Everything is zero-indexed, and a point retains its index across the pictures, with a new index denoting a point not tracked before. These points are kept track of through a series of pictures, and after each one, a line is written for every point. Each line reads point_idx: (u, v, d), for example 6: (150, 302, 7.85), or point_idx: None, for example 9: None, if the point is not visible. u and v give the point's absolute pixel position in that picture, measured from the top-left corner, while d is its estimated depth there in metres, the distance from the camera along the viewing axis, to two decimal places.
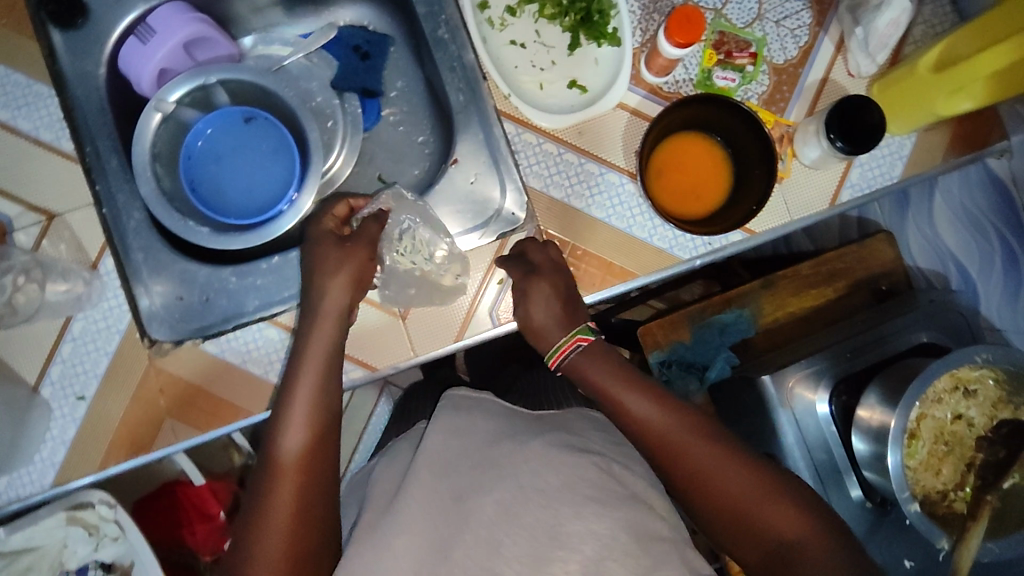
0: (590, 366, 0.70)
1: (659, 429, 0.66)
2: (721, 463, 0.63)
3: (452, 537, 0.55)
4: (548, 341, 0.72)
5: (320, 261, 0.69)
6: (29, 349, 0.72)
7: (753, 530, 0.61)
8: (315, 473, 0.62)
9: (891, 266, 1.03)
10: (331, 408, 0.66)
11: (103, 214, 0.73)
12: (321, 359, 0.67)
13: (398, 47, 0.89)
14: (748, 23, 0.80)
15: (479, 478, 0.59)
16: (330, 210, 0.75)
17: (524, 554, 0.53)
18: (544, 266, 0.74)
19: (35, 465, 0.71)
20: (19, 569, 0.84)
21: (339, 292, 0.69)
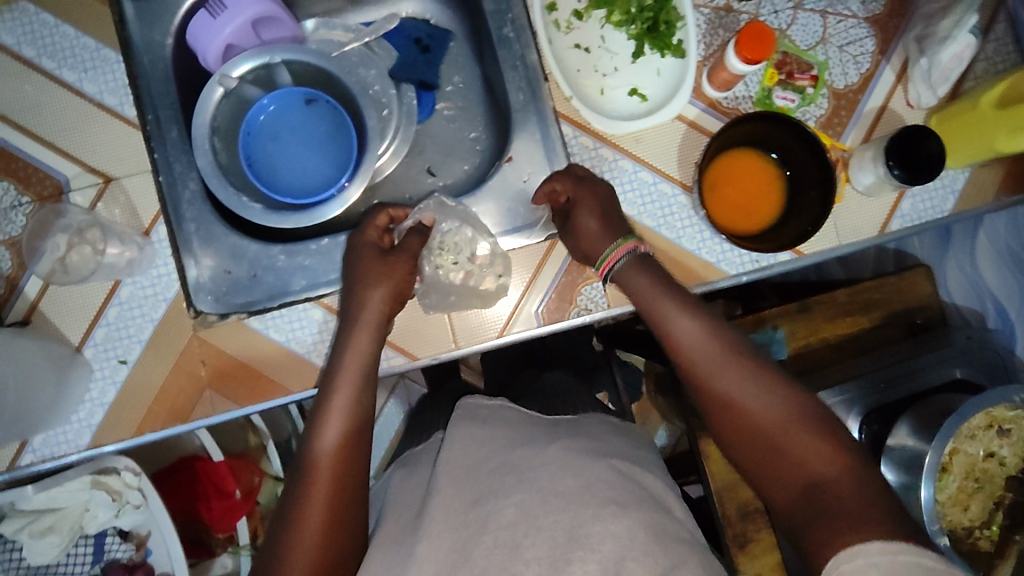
0: (634, 274, 0.68)
1: (695, 346, 0.64)
2: (757, 389, 0.61)
3: (472, 540, 0.53)
4: (595, 249, 0.71)
5: (364, 271, 0.70)
6: (76, 309, 0.72)
7: (787, 462, 0.58)
8: (348, 467, 0.62)
9: (926, 301, 1.02)
10: (363, 427, 0.65)
11: (159, 182, 0.74)
12: (360, 359, 0.67)
13: (458, 42, 0.90)
14: (812, 46, 0.80)
15: (495, 483, 0.57)
16: (372, 221, 0.75)
17: (544, 555, 0.50)
18: (583, 180, 0.73)
19: (71, 425, 0.71)
20: (40, 529, 0.83)
21: (380, 303, 0.69)
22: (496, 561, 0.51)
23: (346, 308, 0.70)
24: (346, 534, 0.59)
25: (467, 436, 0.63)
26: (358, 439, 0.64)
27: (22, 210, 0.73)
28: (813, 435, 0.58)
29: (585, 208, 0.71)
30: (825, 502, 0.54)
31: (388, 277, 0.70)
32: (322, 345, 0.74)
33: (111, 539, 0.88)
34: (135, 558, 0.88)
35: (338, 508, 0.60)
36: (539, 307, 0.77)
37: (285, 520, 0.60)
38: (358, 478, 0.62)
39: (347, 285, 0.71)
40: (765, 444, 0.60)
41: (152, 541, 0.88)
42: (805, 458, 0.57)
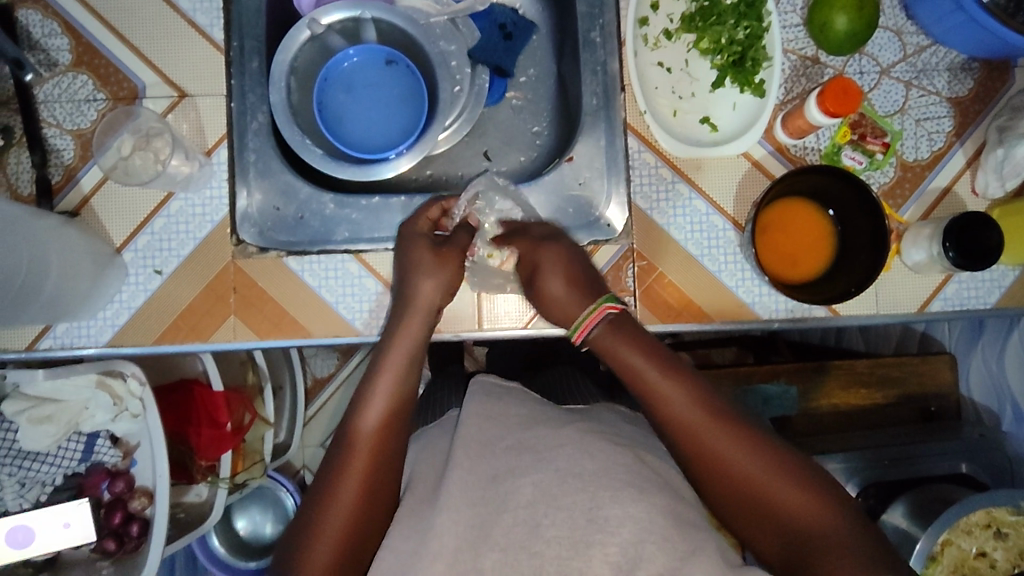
0: (618, 344, 0.65)
1: (679, 413, 0.61)
2: (743, 453, 0.58)
3: (492, 519, 0.53)
4: (572, 313, 0.69)
5: (418, 261, 0.71)
6: (125, 210, 0.73)
7: (762, 512, 0.56)
8: (382, 460, 0.61)
9: (944, 389, 1.01)
10: (405, 399, 0.65)
11: (231, 107, 0.76)
12: (405, 353, 0.67)
13: (540, 36, 0.90)
14: (890, 114, 0.81)
15: (514, 463, 0.57)
16: (425, 212, 0.75)
17: (563, 535, 0.50)
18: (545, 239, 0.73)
19: (95, 322, 0.73)
20: (39, 416, 0.83)
21: (433, 292, 0.70)
22: (517, 540, 0.51)
23: (399, 296, 0.71)
24: (383, 499, 0.60)
25: (479, 413, 0.64)
26: (400, 408, 0.65)
27: (95, 105, 0.74)
28: (803, 490, 0.56)
29: (553, 263, 0.71)
30: (825, 565, 0.51)
31: (444, 269, 0.71)
32: (352, 298, 0.75)
33: (100, 442, 0.88)
34: (119, 465, 0.89)
35: (376, 471, 0.60)
36: None
37: (325, 484, 0.60)
38: (394, 458, 0.62)
39: (401, 271, 0.73)
40: (754, 510, 0.57)
41: (139, 452, 0.89)
42: (800, 514, 0.55)
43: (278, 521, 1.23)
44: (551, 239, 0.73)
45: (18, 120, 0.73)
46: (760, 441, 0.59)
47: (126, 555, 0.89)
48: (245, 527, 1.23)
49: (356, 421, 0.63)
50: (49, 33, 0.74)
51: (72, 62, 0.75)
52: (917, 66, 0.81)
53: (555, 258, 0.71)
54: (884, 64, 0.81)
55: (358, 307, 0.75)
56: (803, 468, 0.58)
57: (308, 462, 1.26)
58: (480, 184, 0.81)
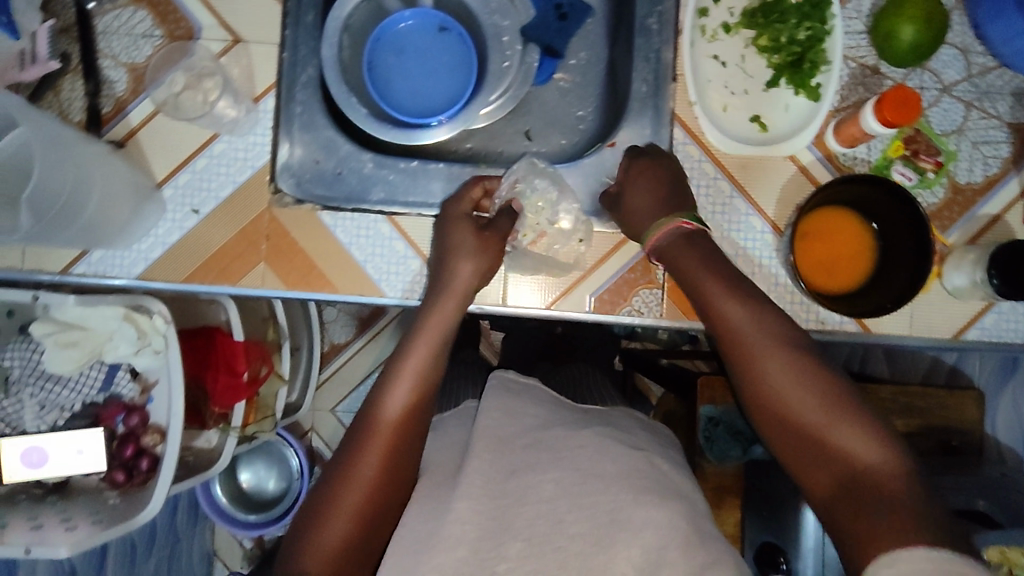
0: (683, 258, 0.68)
1: (741, 337, 0.62)
2: (801, 385, 0.59)
3: (512, 509, 0.53)
4: (645, 222, 0.72)
5: (457, 245, 0.71)
6: (170, 147, 0.74)
7: (817, 449, 0.56)
8: (404, 445, 0.59)
9: (969, 426, 0.98)
10: (434, 381, 0.64)
11: (283, 58, 0.76)
12: (434, 339, 0.66)
13: (596, 20, 0.88)
14: (947, 133, 0.78)
15: (532, 458, 0.57)
16: (466, 194, 0.75)
17: (587, 532, 0.51)
18: (649, 153, 0.75)
19: (129, 253, 0.74)
20: (66, 341, 0.81)
21: (471, 275, 0.70)
22: (537, 532, 0.51)
23: (436, 278, 0.71)
24: (405, 472, 0.59)
25: (501, 404, 0.63)
26: (429, 383, 0.63)
27: (152, 41, 0.75)
28: (858, 431, 0.55)
29: (643, 178, 0.72)
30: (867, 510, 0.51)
31: (485, 253, 0.71)
32: (379, 258, 0.75)
33: (121, 374, 0.89)
34: (136, 400, 0.89)
35: (399, 444, 0.59)
36: (590, 295, 0.77)
37: (347, 455, 0.60)
38: (416, 444, 0.60)
39: (439, 251, 0.73)
40: (803, 441, 0.57)
41: (156, 390, 0.88)
42: (848, 454, 0.54)
43: (281, 479, 1.25)
44: (657, 155, 0.74)
45: (76, 49, 0.74)
46: (822, 376, 0.59)
47: (132, 488, 0.87)
48: (248, 480, 1.25)
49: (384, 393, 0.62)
50: None
51: None
52: (980, 87, 0.79)
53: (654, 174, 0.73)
54: (946, 81, 0.79)
55: (386, 268, 0.75)
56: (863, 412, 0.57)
57: (318, 427, 1.29)
58: (519, 167, 0.79)
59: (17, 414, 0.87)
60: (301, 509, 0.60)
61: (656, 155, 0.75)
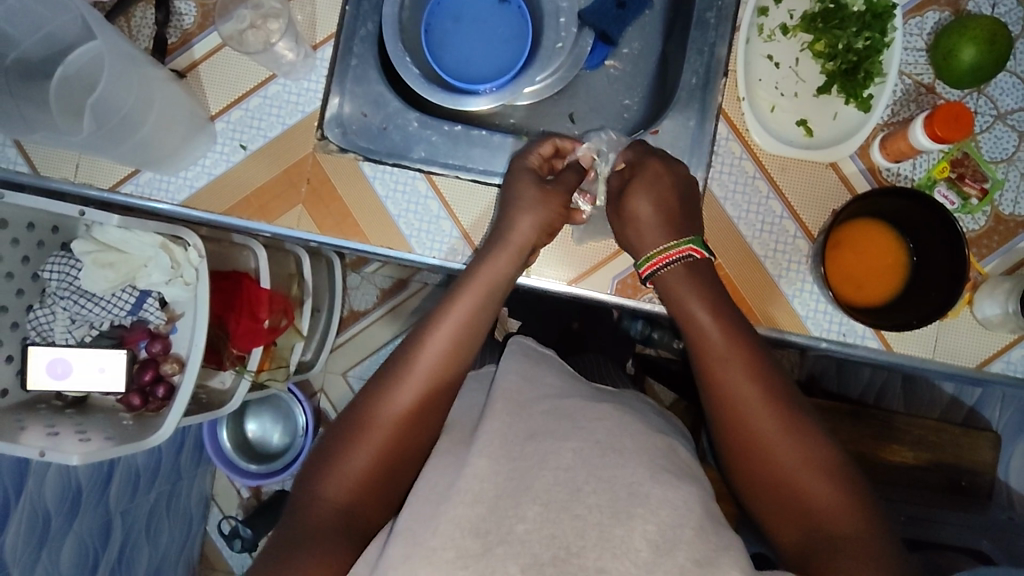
0: (686, 294, 0.67)
1: (737, 389, 0.60)
2: (774, 421, 0.59)
3: (530, 471, 0.52)
4: (644, 248, 0.71)
5: (523, 197, 0.72)
6: (227, 82, 0.77)
7: (787, 490, 0.57)
8: (423, 407, 0.61)
9: (982, 468, 0.95)
10: (467, 347, 0.65)
11: (346, 10, 0.78)
12: (478, 296, 0.67)
13: (653, 12, 0.88)
14: (996, 160, 0.77)
15: (550, 426, 0.57)
16: (536, 149, 0.77)
17: (606, 503, 0.50)
18: (648, 175, 0.72)
19: (175, 179, 0.77)
20: (103, 261, 0.84)
21: (529, 228, 0.70)
22: (557, 497, 0.50)
23: (495, 230, 0.72)
24: (432, 418, 0.62)
25: (518, 373, 0.65)
26: (467, 338, 0.65)
27: None
28: (838, 490, 0.56)
29: (650, 196, 0.70)
30: (832, 556, 0.52)
31: (543, 205, 0.71)
32: (413, 214, 0.77)
33: (150, 302, 0.90)
34: (161, 329, 0.91)
35: (433, 390, 0.63)
36: (613, 279, 0.79)
37: (379, 384, 0.63)
38: (439, 406, 0.63)
39: (502, 204, 0.74)
40: (772, 487, 0.58)
41: (182, 321, 0.90)
42: (812, 497, 0.56)
43: (286, 434, 1.27)
44: (653, 173, 0.71)
45: None
46: (810, 434, 0.59)
47: (145, 414, 0.88)
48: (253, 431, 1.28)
49: (423, 339, 0.64)
50: None
51: None
52: None
53: (645, 185, 0.71)
54: (1001, 109, 0.77)
55: (417, 225, 0.77)
56: (829, 455, 0.58)
57: (328, 389, 1.31)
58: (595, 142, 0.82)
59: (46, 328, 0.88)
60: (314, 449, 0.63)
61: (654, 175, 0.71)
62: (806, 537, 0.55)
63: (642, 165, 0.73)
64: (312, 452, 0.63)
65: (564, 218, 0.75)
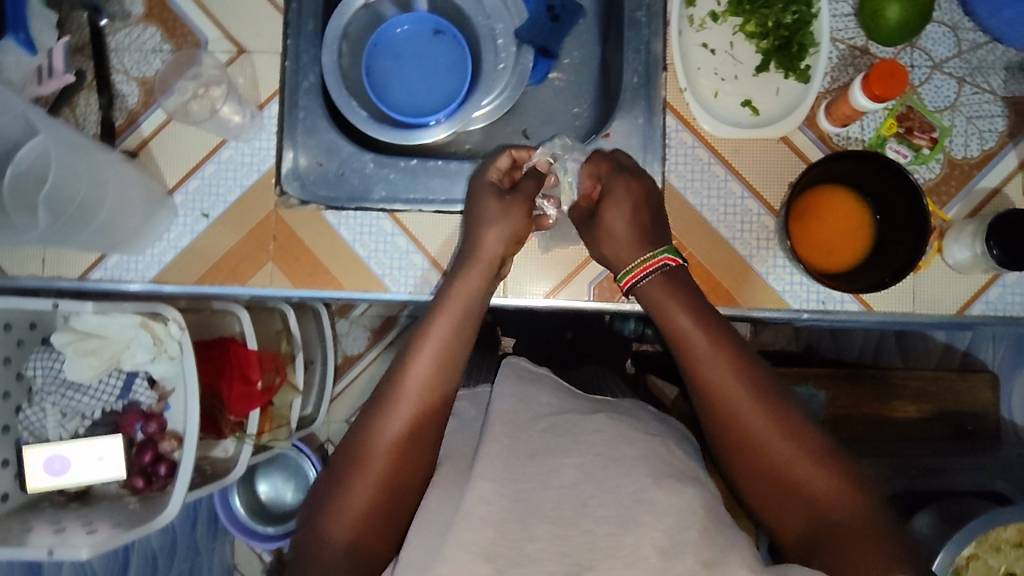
0: (668, 299, 0.66)
1: (725, 387, 0.60)
2: (764, 413, 0.59)
3: (537, 492, 0.53)
4: (623, 260, 0.71)
5: (484, 212, 0.72)
6: (180, 155, 0.77)
7: (784, 480, 0.57)
8: (420, 437, 0.60)
9: (984, 410, 0.95)
10: (453, 368, 0.64)
11: (285, 66, 0.79)
12: (452, 319, 0.66)
13: (587, 21, 0.90)
14: (940, 109, 0.79)
15: (551, 445, 0.56)
16: (495, 162, 0.76)
17: (613, 514, 0.51)
18: (617, 191, 0.72)
19: (143, 257, 0.77)
20: (85, 349, 0.80)
21: (494, 242, 0.71)
22: (563, 514, 0.52)
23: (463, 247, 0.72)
24: (429, 435, 0.60)
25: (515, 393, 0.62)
26: (451, 357, 0.64)
27: (161, 56, 0.79)
28: (835, 477, 0.56)
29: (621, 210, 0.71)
30: (838, 543, 0.52)
31: (508, 216, 0.71)
32: (383, 254, 0.78)
33: (139, 382, 0.88)
34: (153, 407, 0.89)
35: (424, 416, 0.61)
36: (588, 285, 0.80)
37: (369, 418, 0.62)
38: (433, 431, 0.61)
39: (469, 222, 0.74)
40: (769, 479, 0.58)
41: (173, 397, 0.89)
42: (809, 485, 0.56)
43: (300, 490, 1.26)
44: (618, 187, 0.72)
45: (90, 66, 0.77)
46: (800, 423, 0.59)
47: (151, 494, 0.86)
48: (266, 492, 1.26)
49: (407, 363, 0.63)
50: None
51: (143, 15, 0.79)
52: (972, 62, 0.79)
53: (615, 201, 0.71)
54: (937, 59, 0.79)
55: (389, 264, 0.78)
56: (820, 441, 0.58)
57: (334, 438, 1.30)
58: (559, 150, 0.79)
59: (38, 425, 0.86)
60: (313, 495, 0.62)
61: (621, 192, 0.72)
62: (807, 525, 0.55)
63: (612, 184, 0.73)
64: (311, 499, 0.62)
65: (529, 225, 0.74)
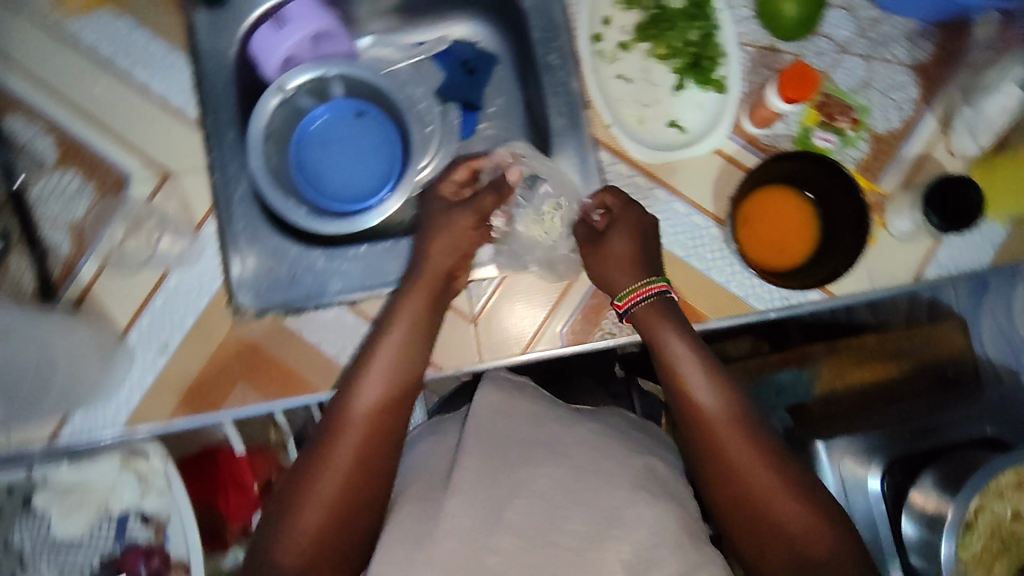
0: (660, 326, 0.68)
1: (709, 414, 0.63)
2: (753, 453, 0.61)
3: (505, 499, 0.55)
4: (617, 282, 0.72)
5: (431, 228, 0.73)
6: (126, 293, 0.76)
7: (768, 522, 0.59)
8: (381, 433, 0.61)
9: (960, 355, 0.98)
10: (410, 369, 0.66)
11: (215, 181, 0.78)
12: (408, 326, 0.67)
13: (504, 66, 0.90)
14: (854, 89, 0.81)
15: (526, 451, 0.59)
16: (451, 175, 0.78)
17: (582, 528, 0.53)
18: (620, 221, 0.74)
19: (110, 406, 0.74)
20: (69, 504, 0.75)
21: (443, 254, 0.71)
22: (529, 524, 0.53)
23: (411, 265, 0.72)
24: (390, 432, 0.62)
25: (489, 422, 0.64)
26: (408, 361, 0.66)
27: (85, 197, 0.77)
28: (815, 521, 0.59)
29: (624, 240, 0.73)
30: None
31: (452, 229, 0.73)
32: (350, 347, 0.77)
33: (133, 521, 0.76)
34: (154, 542, 0.77)
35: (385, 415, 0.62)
36: (562, 327, 0.78)
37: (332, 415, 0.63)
38: (391, 433, 0.62)
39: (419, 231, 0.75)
40: (754, 519, 0.60)
41: (172, 526, 0.77)
42: (790, 529, 0.58)
43: None
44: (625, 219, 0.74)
45: (16, 223, 0.76)
46: (777, 456, 0.61)
47: None
48: None
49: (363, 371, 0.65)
50: (34, 134, 0.77)
51: (58, 160, 0.77)
52: (873, 40, 0.82)
53: (622, 229, 0.73)
54: (841, 42, 0.82)
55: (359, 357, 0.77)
56: (804, 484, 0.60)
57: None
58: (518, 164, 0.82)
59: None
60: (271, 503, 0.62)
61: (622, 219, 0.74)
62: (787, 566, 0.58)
63: (621, 209, 0.75)
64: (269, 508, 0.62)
65: (478, 240, 0.75)
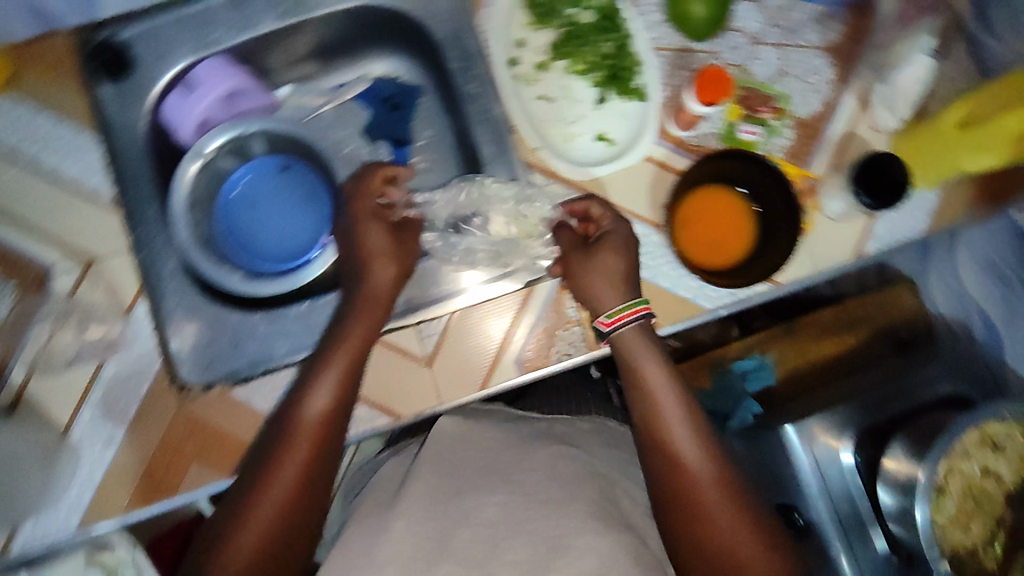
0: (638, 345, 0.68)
1: (678, 447, 0.63)
2: (719, 491, 0.61)
3: (449, 530, 0.56)
4: (602, 298, 0.71)
5: (373, 249, 0.73)
6: (61, 391, 0.73)
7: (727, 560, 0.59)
8: (325, 445, 0.63)
9: (913, 316, 0.95)
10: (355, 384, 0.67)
11: (138, 261, 0.75)
12: (355, 347, 0.67)
13: (427, 97, 0.87)
14: (771, 79, 0.82)
15: (480, 480, 0.62)
16: (370, 188, 0.75)
17: (526, 556, 0.53)
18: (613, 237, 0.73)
19: (60, 509, 0.71)
20: None
21: (385, 279, 0.71)
22: (472, 555, 0.53)
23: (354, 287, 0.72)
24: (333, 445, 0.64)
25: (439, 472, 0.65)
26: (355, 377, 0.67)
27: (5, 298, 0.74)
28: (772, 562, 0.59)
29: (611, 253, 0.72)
30: None
31: (394, 254, 0.73)
32: None
33: None
34: None
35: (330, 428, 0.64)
36: (522, 349, 0.76)
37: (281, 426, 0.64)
38: (332, 449, 0.64)
39: (354, 253, 0.74)
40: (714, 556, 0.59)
41: None
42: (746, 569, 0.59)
43: None
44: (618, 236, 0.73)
45: None
46: (740, 497, 0.62)
47: None
48: None
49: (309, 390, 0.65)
50: None
51: None
52: (785, 27, 0.83)
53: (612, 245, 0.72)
54: (752, 34, 0.83)
55: None
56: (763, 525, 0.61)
57: None
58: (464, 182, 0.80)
59: None
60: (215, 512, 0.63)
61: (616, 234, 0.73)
62: None
63: (614, 224, 0.74)
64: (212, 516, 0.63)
65: (409, 254, 0.75)
